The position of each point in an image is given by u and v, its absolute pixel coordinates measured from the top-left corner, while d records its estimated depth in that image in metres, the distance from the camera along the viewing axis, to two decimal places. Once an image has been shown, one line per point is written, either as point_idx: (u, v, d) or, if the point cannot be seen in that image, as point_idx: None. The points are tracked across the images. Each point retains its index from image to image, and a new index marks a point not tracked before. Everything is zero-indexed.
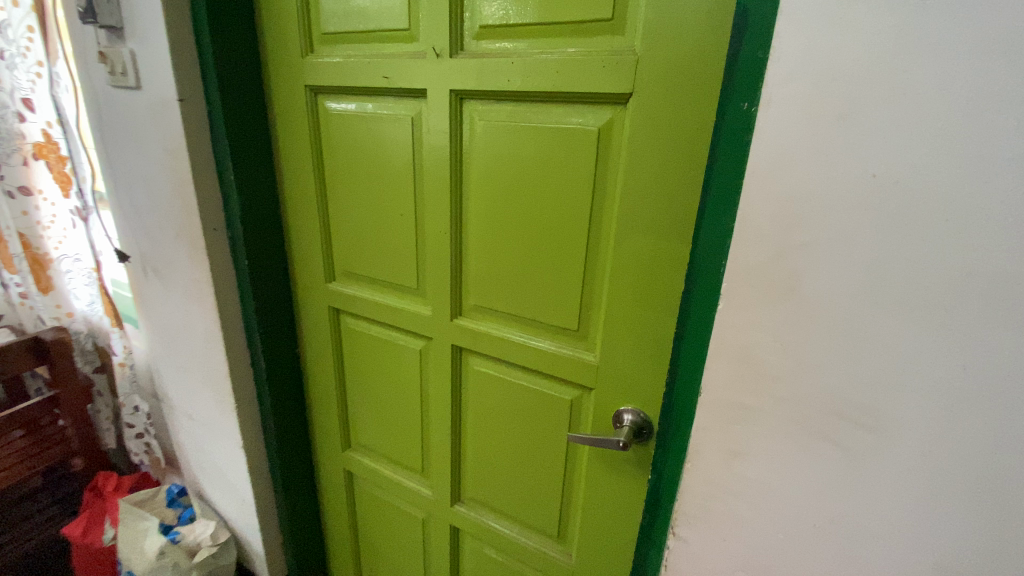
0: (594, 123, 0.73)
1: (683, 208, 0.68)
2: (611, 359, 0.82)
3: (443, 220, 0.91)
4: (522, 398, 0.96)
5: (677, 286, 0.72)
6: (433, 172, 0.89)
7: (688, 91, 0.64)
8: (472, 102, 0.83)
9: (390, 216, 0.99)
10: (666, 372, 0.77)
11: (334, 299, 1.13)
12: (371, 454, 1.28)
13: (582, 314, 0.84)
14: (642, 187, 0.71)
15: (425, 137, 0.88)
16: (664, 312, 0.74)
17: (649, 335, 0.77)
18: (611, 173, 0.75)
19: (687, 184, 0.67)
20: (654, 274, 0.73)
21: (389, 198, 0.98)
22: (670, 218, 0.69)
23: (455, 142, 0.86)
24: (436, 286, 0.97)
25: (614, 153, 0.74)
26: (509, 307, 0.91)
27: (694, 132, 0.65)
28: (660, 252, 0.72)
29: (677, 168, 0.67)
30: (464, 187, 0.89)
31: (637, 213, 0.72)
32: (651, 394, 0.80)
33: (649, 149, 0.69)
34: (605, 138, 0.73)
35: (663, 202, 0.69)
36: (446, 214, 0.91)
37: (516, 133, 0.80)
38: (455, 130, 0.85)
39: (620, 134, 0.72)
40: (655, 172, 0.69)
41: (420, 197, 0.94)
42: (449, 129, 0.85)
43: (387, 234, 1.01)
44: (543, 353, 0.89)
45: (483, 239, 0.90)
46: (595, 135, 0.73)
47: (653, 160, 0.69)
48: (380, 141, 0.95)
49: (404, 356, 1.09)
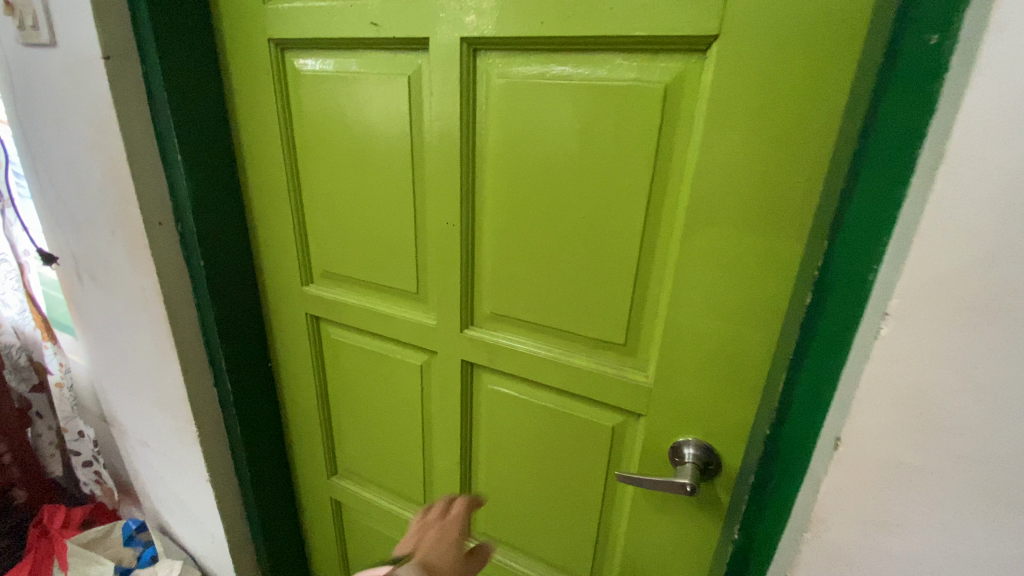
0: (659, 79, 0.56)
1: (783, 190, 0.53)
2: (669, 380, 0.66)
3: (450, 207, 0.73)
4: (550, 424, 0.79)
5: (767, 289, 0.56)
6: (437, 148, 0.71)
7: (804, 30, 0.47)
8: (490, 55, 0.64)
9: (381, 204, 0.80)
10: (746, 396, 0.62)
11: (313, 306, 0.94)
12: (362, 481, 1.10)
13: (632, 324, 0.68)
14: (725, 162, 0.54)
15: (428, 102, 0.69)
16: (748, 322, 0.59)
17: (726, 351, 0.61)
18: (679, 146, 0.58)
19: (792, 158, 0.51)
20: (736, 274, 0.58)
21: (381, 183, 0.78)
22: (765, 202, 0.54)
23: (466, 108, 0.67)
24: (441, 291, 0.79)
25: (684, 118, 0.56)
26: (535, 316, 0.74)
27: (809, 88, 0.49)
28: (746, 247, 0.56)
29: (780, 136, 0.51)
30: (478, 167, 0.70)
31: (718, 198, 0.56)
32: (723, 422, 0.65)
33: (738, 111, 0.52)
34: (675, 100, 0.56)
35: (754, 183, 0.54)
36: (456, 201, 0.72)
37: (550, 95, 0.62)
38: (467, 93, 0.66)
39: (693, 93, 0.55)
40: (745, 142, 0.53)
41: (420, 179, 0.75)
42: (460, 93, 0.66)
43: (379, 227, 0.81)
44: (580, 371, 0.72)
45: (502, 233, 0.72)
46: (661, 96, 0.56)
47: (744, 127, 0.52)
48: (368, 110, 0.75)
49: (401, 372, 0.91)
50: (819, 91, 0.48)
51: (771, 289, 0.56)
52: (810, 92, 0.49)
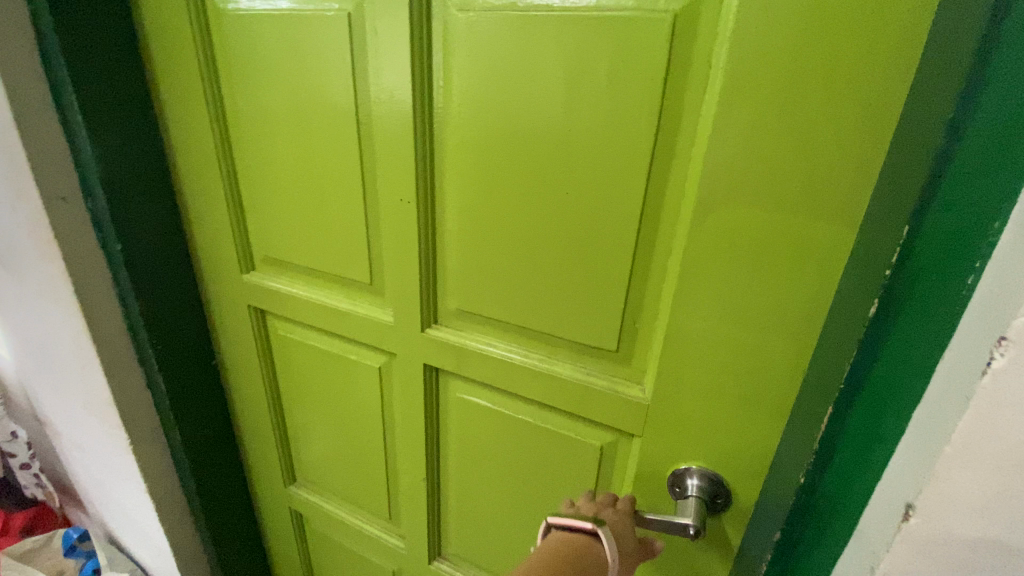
0: (666, 9, 0.42)
1: (828, 157, 0.40)
2: (671, 396, 0.54)
3: (405, 181, 0.59)
4: (527, 441, 0.67)
5: (801, 288, 0.44)
6: (387, 108, 0.57)
7: None
8: None
9: (325, 178, 0.66)
10: (766, 419, 0.50)
11: (256, 298, 0.81)
12: (322, 492, 0.98)
13: (627, 326, 0.55)
14: (753, 121, 0.41)
15: (375, 48, 0.55)
16: (773, 330, 0.46)
17: (745, 365, 0.49)
18: (691, 100, 0.45)
19: (845, 114, 0.38)
20: (761, 268, 0.45)
21: (325, 151, 0.64)
22: (803, 174, 0.41)
23: (422, 55, 0.54)
24: (397, 283, 0.66)
25: (698, 63, 0.43)
26: (510, 316, 0.61)
27: (871, 14, 0.35)
28: (778, 233, 0.43)
29: (829, 84, 0.38)
30: (437, 132, 0.57)
31: (742, 168, 0.43)
32: (736, 450, 0.53)
33: (772, 51, 0.39)
34: (685, 39, 0.43)
35: (791, 148, 0.41)
36: (412, 174, 0.58)
37: (526, 35, 0.48)
38: (423, 34, 0.53)
39: (710, 29, 0.42)
40: (780, 93, 0.40)
41: (369, 148, 0.61)
42: (414, 35, 0.53)
43: (325, 207, 0.68)
44: (563, 381, 0.60)
45: (470, 213, 0.58)
46: (668, 33, 0.43)
47: (780, 72, 0.39)
48: (304, 61, 0.61)
49: (357, 375, 0.78)
50: (887, 19, 0.35)
51: (804, 287, 0.44)
52: (873, 21, 0.36)
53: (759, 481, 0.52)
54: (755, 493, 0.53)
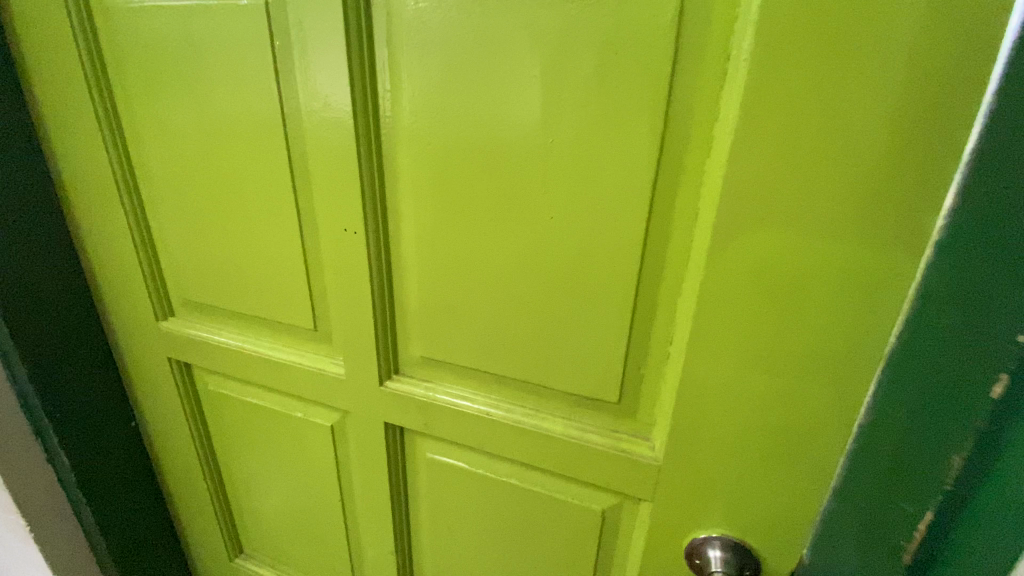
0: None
1: (886, 174, 0.31)
2: (686, 459, 0.44)
3: (350, 208, 0.48)
4: (513, 506, 0.57)
5: (849, 333, 0.35)
6: (322, 120, 0.46)
7: None
8: None
9: (252, 206, 0.54)
10: (806, 484, 0.41)
11: (178, 350, 0.67)
12: (273, 564, 0.84)
13: (630, 374, 0.46)
14: (786, 129, 0.32)
15: (301, 49, 0.44)
16: (813, 382, 0.38)
17: (778, 423, 0.40)
18: (703, 104, 0.36)
19: (910, 119, 0.30)
20: (798, 305, 0.36)
21: (250, 174, 0.52)
22: (852, 194, 0.32)
23: (362, 58, 0.43)
24: (346, 330, 0.54)
25: (713, 61, 0.35)
26: (487, 364, 0.51)
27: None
28: (821, 264, 0.34)
29: (888, 73, 0.29)
30: (388, 149, 0.46)
31: (775, 187, 0.34)
32: (767, 521, 0.44)
33: (812, 42, 0.30)
34: (694, 23, 0.34)
35: (837, 163, 0.32)
36: (356, 200, 0.47)
37: (496, 28, 0.39)
38: (363, 32, 0.42)
39: (727, 17, 0.33)
40: (823, 93, 0.31)
41: (303, 169, 0.50)
42: (353, 32, 0.42)
43: (253, 240, 0.56)
44: (554, 441, 0.50)
45: (433, 246, 0.48)
46: (675, 24, 0.34)
47: (823, 61, 0.30)
48: (215, 63, 0.49)
49: (306, 435, 0.66)
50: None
51: (852, 331, 0.35)
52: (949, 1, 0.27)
53: (794, 550, 0.44)
54: (789, 563, 0.45)
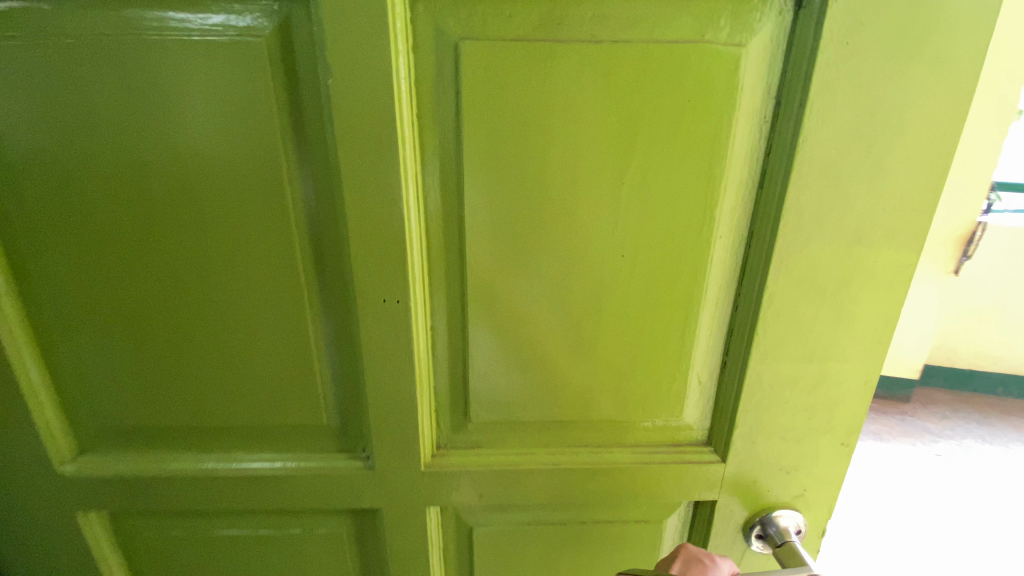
0: (738, 61, 0.38)
1: (894, 199, 0.41)
2: (746, 450, 0.51)
3: (393, 280, 0.42)
4: (577, 545, 0.56)
5: (869, 321, 0.45)
6: (351, 181, 0.39)
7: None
8: (449, 29, 0.36)
9: (235, 290, 0.43)
10: (838, 442, 0.51)
11: (101, 497, 0.50)
12: None
13: (689, 392, 0.50)
14: (830, 172, 0.40)
15: (327, 110, 0.37)
16: (843, 361, 0.47)
17: (817, 401, 0.49)
18: (756, 153, 0.41)
19: (911, 158, 0.40)
20: (833, 302, 0.45)
21: (233, 252, 0.42)
22: (872, 216, 0.42)
23: (411, 120, 0.38)
24: (380, 414, 0.47)
25: (767, 117, 0.40)
26: (548, 408, 0.50)
27: (935, 71, 0.37)
28: (851, 271, 0.43)
29: (900, 124, 0.39)
30: (436, 211, 0.42)
31: (821, 216, 0.41)
32: (810, 480, 0.52)
33: (849, 106, 0.38)
34: (753, 87, 0.39)
35: (863, 193, 0.41)
36: (402, 272, 0.42)
37: (567, 88, 0.38)
38: (410, 93, 0.38)
39: (778, 81, 0.39)
40: (854, 144, 0.39)
41: (321, 243, 0.42)
42: (400, 92, 0.37)
43: (237, 331, 0.45)
44: (625, 471, 0.51)
45: (489, 307, 0.45)
46: (740, 85, 0.38)
47: (855, 116, 0.38)
48: (178, 117, 0.38)
49: (311, 555, 0.54)
50: (948, 72, 0.37)
51: (871, 317, 0.45)
52: (936, 78, 0.37)
53: (829, 496, 0.53)
54: (825, 509, 0.54)
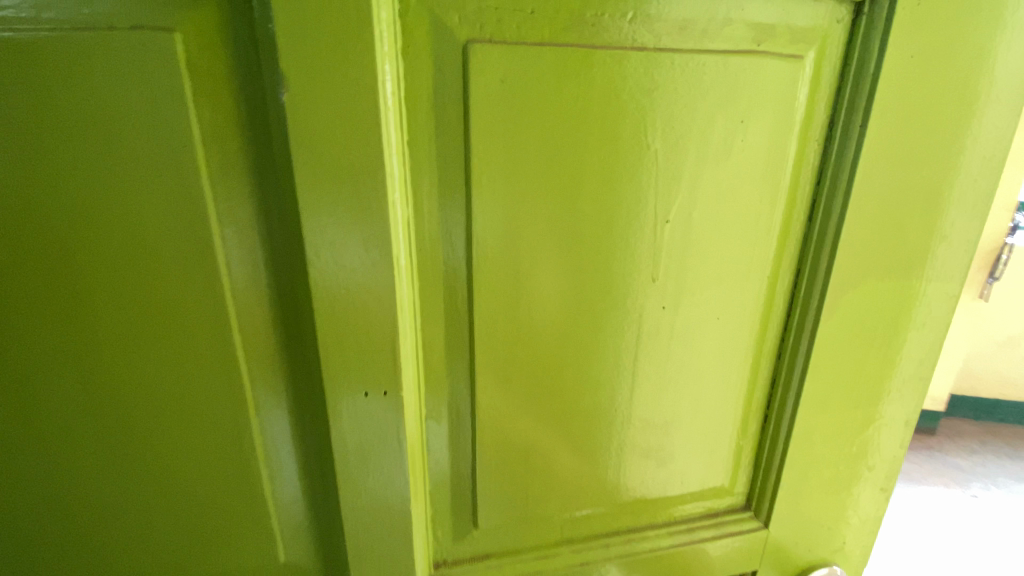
0: (792, 80, 0.32)
1: (949, 229, 0.37)
2: (788, 512, 0.45)
3: (380, 366, 0.31)
4: None
5: (914, 361, 0.41)
6: (319, 238, 0.28)
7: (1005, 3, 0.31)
8: (450, 30, 0.27)
9: (139, 398, 0.30)
10: (876, 488, 0.46)
11: None
12: None
13: (727, 455, 0.43)
14: (888, 205, 0.35)
15: (279, 141, 0.26)
16: (885, 405, 0.43)
17: (858, 448, 0.44)
18: (804, 184, 0.35)
19: (969, 185, 0.35)
20: (880, 345, 0.40)
21: (135, 346, 0.29)
22: (926, 250, 0.37)
23: (401, 153, 0.28)
24: (365, 538, 0.35)
25: (818, 143, 0.34)
26: (570, 494, 0.41)
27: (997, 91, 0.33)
28: (902, 308, 0.39)
29: (959, 149, 0.34)
30: (433, 269, 0.32)
31: (877, 253, 0.36)
32: (848, 530, 0.48)
33: (910, 131, 0.33)
34: (804, 110, 0.33)
35: (919, 225, 0.36)
36: (391, 353, 0.31)
37: (602, 111, 0.30)
38: (399, 115, 0.28)
39: (830, 103, 0.33)
40: (915, 172, 0.34)
41: (275, 322, 0.30)
42: (386, 116, 0.27)
43: (146, 454, 0.31)
44: (662, 555, 0.44)
45: (502, 383, 0.36)
46: (792, 109, 0.33)
47: (918, 142, 0.33)
48: (33, 155, 0.25)
49: None
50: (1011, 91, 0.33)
51: (916, 356, 0.41)
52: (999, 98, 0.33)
53: (866, 543, 0.49)
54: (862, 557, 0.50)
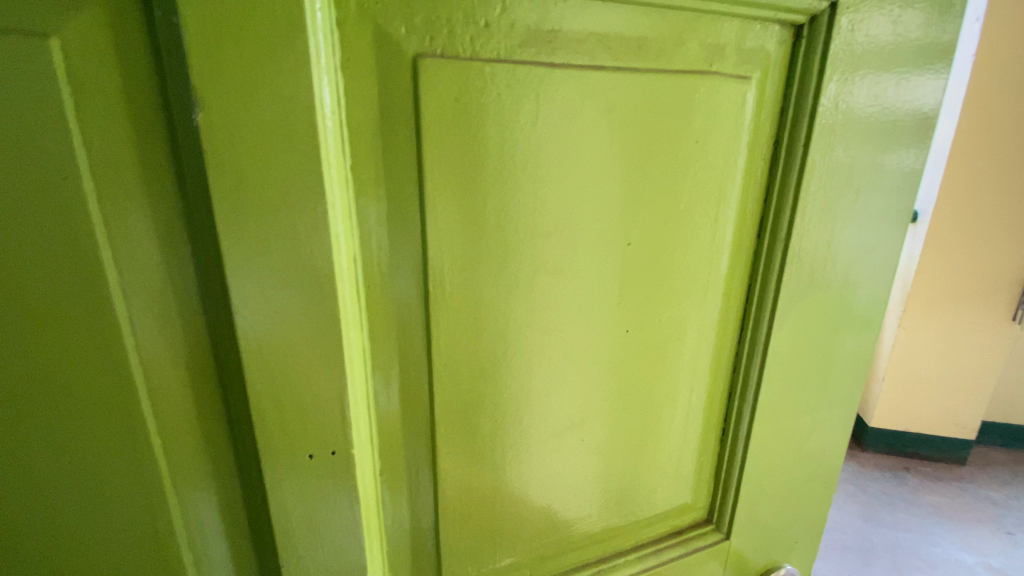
0: (740, 103, 0.32)
1: (878, 242, 0.39)
2: (747, 522, 0.46)
3: (329, 422, 0.27)
4: None
5: (851, 366, 0.43)
6: (249, 284, 0.24)
7: (918, 34, 0.33)
8: (395, 44, 0.24)
9: (17, 493, 0.24)
10: (822, 488, 0.48)
11: None
12: None
13: (689, 472, 0.43)
14: (828, 222, 0.36)
15: (196, 172, 0.22)
16: (829, 409, 0.45)
17: (807, 452, 0.46)
18: (752, 203, 0.36)
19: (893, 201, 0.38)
20: (824, 353, 0.42)
21: (8, 431, 0.23)
22: (859, 262, 0.39)
23: (344, 181, 0.25)
24: None
25: (764, 164, 0.35)
26: (538, 533, 0.38)
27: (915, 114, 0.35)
28: (842, 318, 0.41)
29: (885, 167, 0.36)
30: (383, 308, 0.29)
31: (819, 267, 0.38)
32: (800, 530, 0.49)
33: (846, 152, 0.35)
34: (751, 131, 0.34)
35: (854, 239, 0.38)
36: (341, 408, 0.27)
37: (562, 135, 0.28)
38: (340, 140, 0.24)
39: (774, 125, 0.34)
40: (850, 190, 0.36)
41: (200, 382, 0.26)
42: (326, 142, 0.23)
43: (30, 561, 0.25)
44: None
45: (464, 426, 0.33)
46: (740, 130, 0.33)
47: (852, 161, 0.35)
48: None
49: None
50: (926, 115, 0.36)
51: (853, 361, 0.43)
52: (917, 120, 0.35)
53: (816, 540, 0.51)
54: (810, 557, 0.52)
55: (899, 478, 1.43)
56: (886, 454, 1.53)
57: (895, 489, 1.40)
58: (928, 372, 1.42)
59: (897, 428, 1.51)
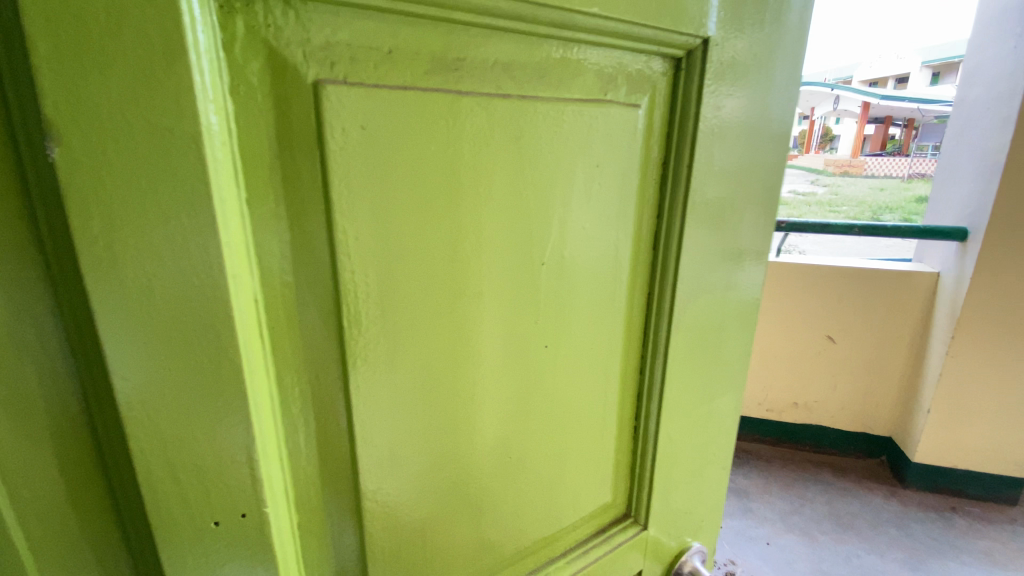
0: (633, 127, 0.35)
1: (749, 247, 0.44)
2: (661, 511, 0.49)
3: (239, 479, 0.25)
4: None
5: (735, 357, 0.49)
6: (132, 338, 0.20)
7: (766, 71, 0.39)
8: (294, 69, 0.23)
9: None
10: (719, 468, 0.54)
11: None
12: None
13: (607, 473, 0.45)
14: (710, 232, 0.40)
15: (59, 213, 0.18)
16: (720, 397, 0.49)
17: (707, 438, 0.50)
18: (647, 217, 0.39)
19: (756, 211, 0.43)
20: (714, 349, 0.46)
21: None
22: (736, 266, 0.44)
23: (240, 215, 0.23)
24: None
25: (656, 181, 0.38)
26: (467, 557, 0.38)
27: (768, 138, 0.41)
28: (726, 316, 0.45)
29: (749, 183, 0.41)
30: (292, 347, 0.26)
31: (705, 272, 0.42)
32: (704, 510, 0.54)
33: (720, 170, 0.39)
34: (643, 152, 0.36)
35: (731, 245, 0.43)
36: (252, 463, 0.25)
37: (470, 159, 0.28)
38: (235, 172, 0.22)
39: (663, 146, 0.37)
40: (725, 203, 0.40)
41: (72, 456, 0.22)
42: (219, 174, 0.21)
43: None
44: None
45: (387, 461, 0.31)
46: (634, 151, 0.35)
47: (725, 178, 0.39)
48: None
49: None
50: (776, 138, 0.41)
51: (736, 352, 0.48)
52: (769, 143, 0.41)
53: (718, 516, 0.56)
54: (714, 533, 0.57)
55: (945, 520, 1.33)
56: (930, 495, 1.41)
57: (940, 533, 1.29)
58: (986, 404, 1.32)
59: (950, 463, 1.39)
